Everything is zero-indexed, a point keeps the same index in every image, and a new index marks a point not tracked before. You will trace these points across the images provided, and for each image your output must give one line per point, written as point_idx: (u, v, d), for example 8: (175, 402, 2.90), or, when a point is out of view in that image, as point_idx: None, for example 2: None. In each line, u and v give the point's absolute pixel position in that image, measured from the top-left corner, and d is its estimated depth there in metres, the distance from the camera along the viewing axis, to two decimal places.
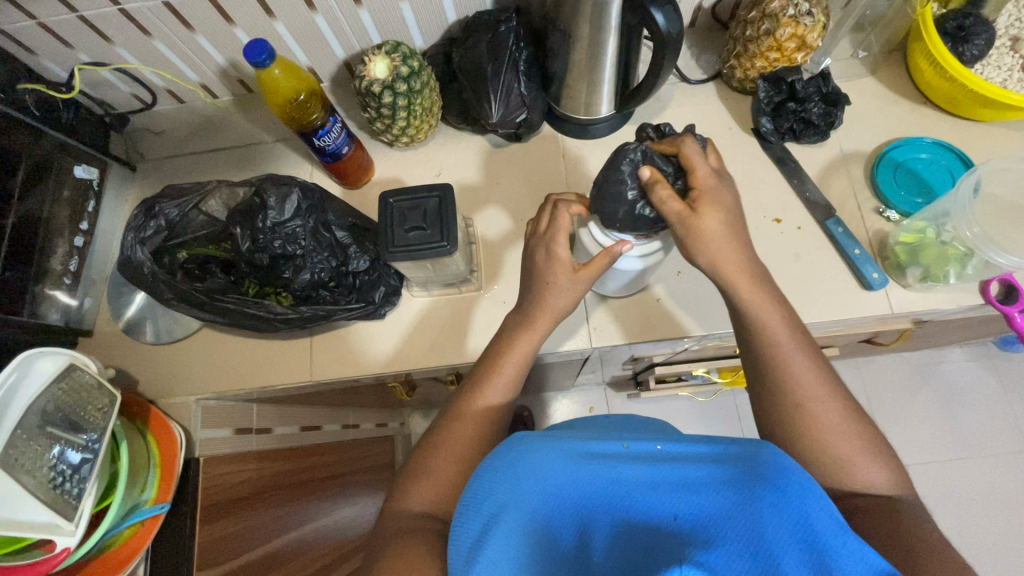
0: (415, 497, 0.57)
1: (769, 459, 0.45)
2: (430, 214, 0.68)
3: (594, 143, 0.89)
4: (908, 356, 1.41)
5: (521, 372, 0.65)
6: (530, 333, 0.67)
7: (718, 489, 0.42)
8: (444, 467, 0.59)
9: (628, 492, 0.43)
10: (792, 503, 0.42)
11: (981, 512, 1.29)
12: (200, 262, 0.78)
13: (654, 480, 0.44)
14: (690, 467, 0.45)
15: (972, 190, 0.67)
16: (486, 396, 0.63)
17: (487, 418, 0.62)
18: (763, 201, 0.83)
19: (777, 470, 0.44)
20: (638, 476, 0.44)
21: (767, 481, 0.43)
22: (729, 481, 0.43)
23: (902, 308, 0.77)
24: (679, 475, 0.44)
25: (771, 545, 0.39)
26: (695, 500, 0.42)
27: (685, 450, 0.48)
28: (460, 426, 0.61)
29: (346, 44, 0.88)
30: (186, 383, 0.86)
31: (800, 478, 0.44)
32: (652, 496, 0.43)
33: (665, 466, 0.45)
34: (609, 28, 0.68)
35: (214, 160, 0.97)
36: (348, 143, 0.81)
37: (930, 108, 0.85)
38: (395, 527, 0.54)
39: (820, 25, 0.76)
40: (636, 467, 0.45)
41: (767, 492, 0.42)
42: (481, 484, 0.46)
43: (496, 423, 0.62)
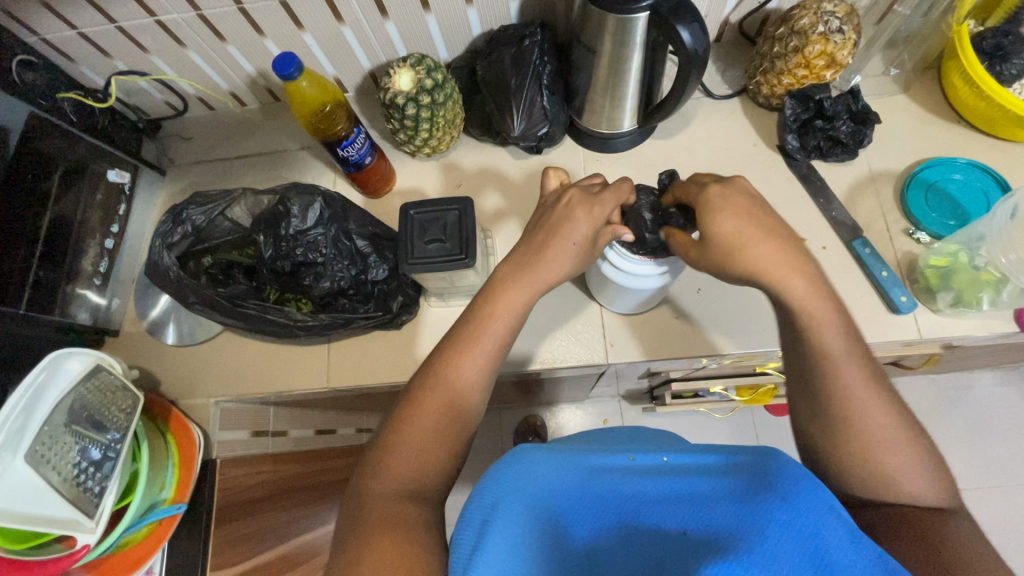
0: (390, 474, 0.52)
1: (778, 469, 0.44)
2: (450, 227, 0.68)
3: (615, 157, 0.89)
4: (936, 380, 1.37)
5: (493, 363, 0.60)
6: (527, 286, 0.62)
7: (727, 501, 0.42)
8: (429, 434, 0.55)
9: (630, 506, 0.44)
10: (805, 515, 0.40)
11: (1014, 546, 1.24)
12: (224, 267, 0.80)
13: (661, 496, 0.44)
14: (697, 482, 0.45)
15: (1008, 216, 0.65)
16: (487, 374, 0.59)
17: (479, 387, 0.58)
18: (786, 219, 0.81)
19: (795, 481, 0.43)
20: (642, 491, 0.45)
21: (774, 489, 0.42)
22: (738, 492, 0.42)
23: (931, 334, 0.75)
24: (688, 489, 0.44)
25: (781, 560, 0.38)
26: (699, 514, 0.42)
27: (689, 463, 0.48)
28: (455, 402, 0.57)
29: (372, 55, 0.90)
30: (205, 383, 0.87)
31: (810, 484, 0.43)
32: (657, 509, 0.43)
33: (671, 479, 0.45)
34: (634, 44, 0.68)
35: (238, 165, 0.99)
36: (371, 153, 0.81)
37: (964, 127, 0.83)
38: (376, 509, 0.50)
39: (851, 42, 0.74)
40: (642, 481, 0.45)
41: (777, 499, 0.41)
42: (482, 494, 0.45)
43: (484, 383, 0.59)
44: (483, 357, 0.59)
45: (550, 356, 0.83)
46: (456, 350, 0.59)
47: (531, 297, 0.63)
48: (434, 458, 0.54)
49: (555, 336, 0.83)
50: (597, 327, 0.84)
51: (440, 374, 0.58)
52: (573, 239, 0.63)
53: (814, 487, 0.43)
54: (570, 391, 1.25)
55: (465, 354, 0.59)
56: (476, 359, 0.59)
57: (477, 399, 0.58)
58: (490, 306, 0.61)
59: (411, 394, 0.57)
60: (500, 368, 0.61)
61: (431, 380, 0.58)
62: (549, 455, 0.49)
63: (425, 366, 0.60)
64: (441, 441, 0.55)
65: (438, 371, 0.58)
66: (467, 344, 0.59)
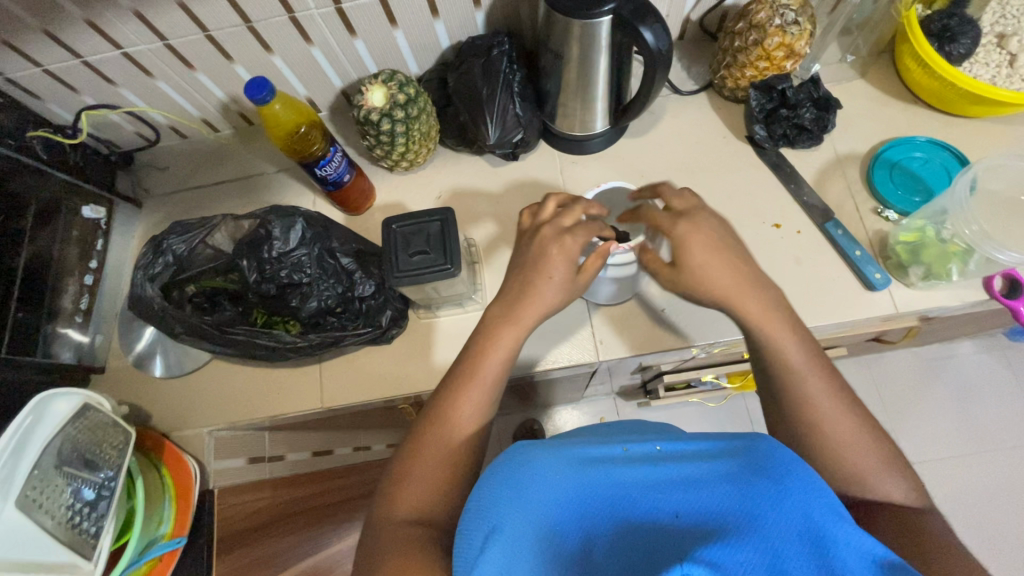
0: (401, 503, 0.54)
1: (766, 452, 0.46)
2: (432, 238, 0.68)
3: (590, 158, 0.90)
4: (919, 353, 1.40)
5: (498, 385, 0.61)
6: (517, 326, 0.63)
7: (720, 484, 0.43)
8: (439, 466, 0.57)
9: (626, 495, 0.43)
10: (792, 495, 0.42)
11: (1003, 507, 1.28)
12: (209, 295, 0.80)
13: (654, 481, 0.44)
14: (689, 467, 0.45)
15: (968, 188, 0.68)
16: (488, 408, 0.60)
17: (479, 421, 0.59)
18: (759, 207, 0.84)
19: (780, 460, 0.45)
20: (636, 478, 0.44)
21: (762, 472, 0.43)
22: (729, 475, 0.43)
23: (906, 308, 0.77)
24: (679, 474, 0.45)
25: (775, 541, 0.39)
26: (694, 497, 0.42)
27: (681, 450, 0.49)
28: (457, 432, 0.58)
29: (343, 74, 0.90)
30: (197, 414, 0.86)
31: (794, 465, 0.45)
32: (652, 495, 0.43)
33: (665, 466, 0.46)
34: (600, 47, 0.69)
35: (215, 193, 0.98)
36: (349, 171, 0.82)
37: (921, 107, 0.86)
38: (385, 536, 0.51)
39: (806, 32, 0.77)
40: (636, 470, 0.45)
41: (766, 482, 0.43)
42: (480, 502, 0.45)
43: (484, 416, 0.60)
44: (489, 387, 0.60)
45: (542, 358, 0.84)
46: (454, 394, 0.60)
47: (519, 300, 0.64)
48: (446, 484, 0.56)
49: (545, 338, 0.84)
50: (585, 326, 0.85)
51: (444, 407, 0.59)
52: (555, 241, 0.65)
53: (801, 469, 0.44)
54: (566, 391, 1.26)
55: (474, 384, 0.60)
56: (479, 390, 0.60)
57: (477, 435, 0.59)
58: (489, 345, 0.62)
59: (416, 435, 0.59)
60: (506, 385, 0.62)
61: (435, 425, 0.59)
62: (544, 450, 0.48)
63: (433, 402, 0.61)
64: (449, 470, 0.57)
65: (441, 402, 0.60)
66: (468, 377, 0.61)
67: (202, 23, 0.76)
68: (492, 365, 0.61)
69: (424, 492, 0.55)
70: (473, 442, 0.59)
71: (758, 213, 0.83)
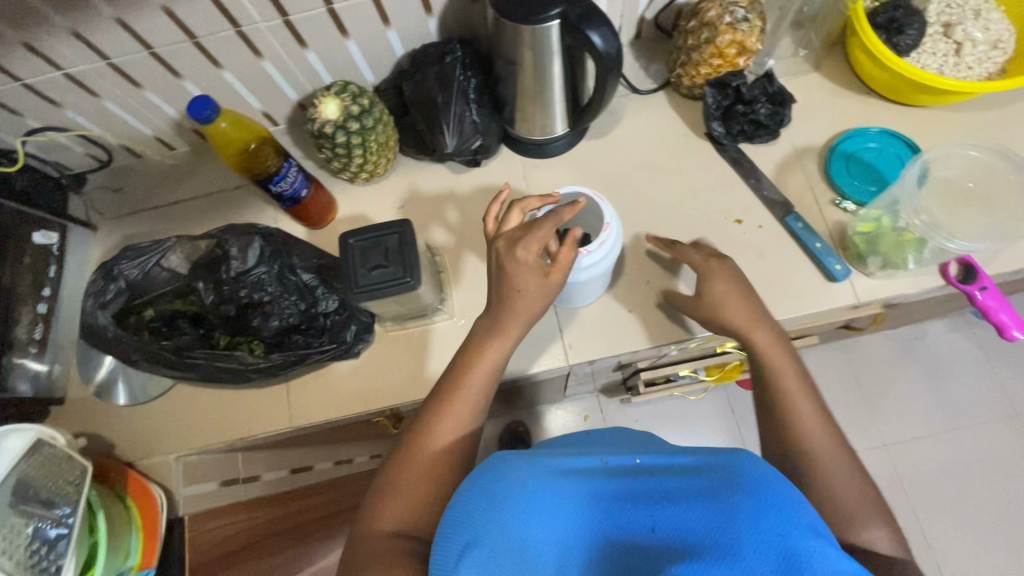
0: (386, 515, 0.53)
1: (749, 463, 0.45)
2: (391, 252, 0.67)
3: (553, 160, 0.90)
4: (891, 335, 1.43)
5: (485, 398, 0.61)
6: (503, 339, 0.63)
7: (699, 497, 0.42)
8: (422, 483, 0.55)
9: (602, 511, 0.44)
10: (775, 505, 0.41)
11: (978, 482, 1.32)
12: (168, 318, 0.79)
13: (632, 496, 0.45)
14: (669, 479, 0.45)
15: (916, 178, 0.70)
16: (473, 422, 0.60)
17: (466, 435, 0.59)
18: (721, 203, 0.84)
19: (767, 478, 0.43)
20: (614, 492, 0.45)
21: (744, 482, 0.42)
22: (709, 487, 0.43)
23: (867, 297, 0.78)
24: (658, 487, 0.45)
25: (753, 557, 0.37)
26: (671, 514, 0.42)
27: (664, 464, 0.49)
28: (439, 448, 0.58)
29: (298, 86, 0.89)
30: (163, 441, 0.84)
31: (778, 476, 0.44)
32: (629, 510, 0.43)
33: (644, 480, 0.46)
34: (551, 51, 0.69)
35: (174, 212, 0.96)
36: (307, 185, 0.80)
37: (874, 98, 0.87)
38: (369, 549, 0.50)
39: (757, 29, 0.77)
40: (614, 483, 0.46)
41: (748, 493, 0.41)
42: (455, 514, 0.44)
43: (471, 430, 0.60)
44: (472, 399, 0.60)
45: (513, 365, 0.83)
46: (436, 409, 0.60)
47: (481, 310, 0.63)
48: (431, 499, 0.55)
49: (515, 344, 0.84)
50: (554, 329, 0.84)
51: (429, 421, 0.59)
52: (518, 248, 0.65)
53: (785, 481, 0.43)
54: (546, 393, 1.26)
55: (460, 399, 0.60)
56: (464, 402, 0.60)
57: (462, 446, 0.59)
58: (473, 358, 0.63)
59: (398, 454, 0.58)
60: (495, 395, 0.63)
61: (415, 441, 0.58)
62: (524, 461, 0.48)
63: (419, 418, 0.61)
64: (431, 485, 0.55)
65: (428, 414, 0.60)
66: (451, 395, 0.60)
67: (145, 40, 0.74)
68: (476, 378, 0.62)
69: (407, 505, 0.53)
70: (458, 458, 0.58)
71: (720, 210, 0.84)
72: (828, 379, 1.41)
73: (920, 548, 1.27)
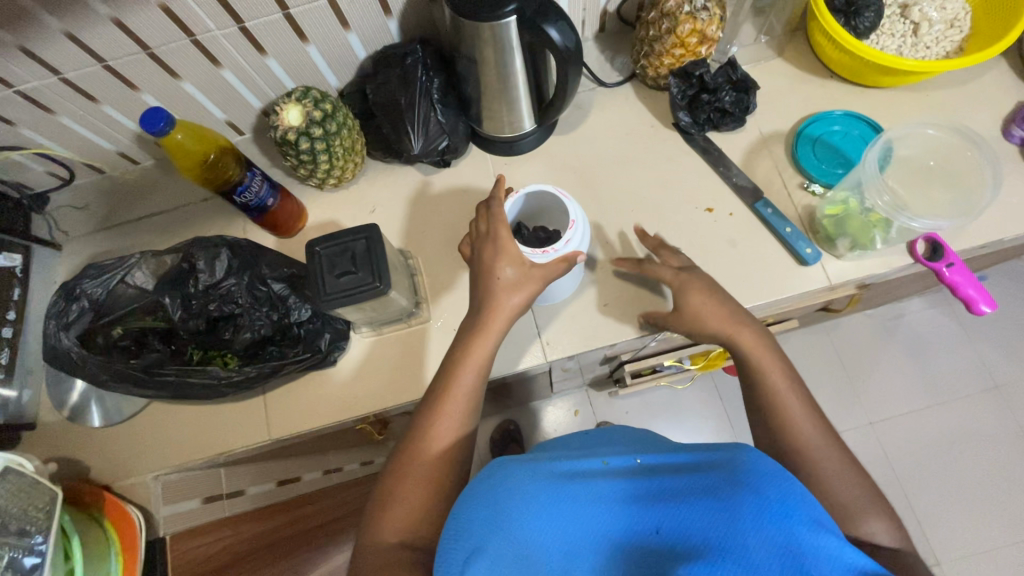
0: (386, 525, 0.53)
1: (747, 461, 0.47)
2: (358, 257, 0.67)
3: (523, 157, 0.90)
4: (872, 314, 1.45)
5: (470, 404, 0.60)
6: (484, 335, 0.63)
7: (699, 498, 0.44)
8: (419, 485, 0.55)
9: (606, 512, 0.45)
10: (771, 502, 0.43)
11: (962, 453, 1.34)
12: (137, 337, 0.76)
13: (634, 497, 0.46)
14: (670, 480, 0.47)
15: (876, 162, 0.69)
16: (462, 430, 0.59)
17: (457, 442, 0.58)
18: (692, 193, 0.84)
19: (762, 475, 0.45)
20: (617, 494, 0.46)
21: (741, 480, 0.45)
22: (708, 488, 0.45)
23: (839, 279, 0.79)
24: (659, 488, 0.46)
25: (751, 556, 0.40)
26: (672, 515, 0.44)
27: (663, 462, 0.50)
28: (429, 455, 0.57)
29: (260, 94, 0.87)
30: (141, 460, 0.82)
31: (774, 472, 0.46)
32: (632, 511, 0.45)
33: (645, 481, 0.48)
34: (511, 48, 0.69)
35: (142, 228, 0.94)
36: (273, 194, 0.79)
37: (837, 81, 0.88)
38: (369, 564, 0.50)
39: (716, 17, 0.78)
40: (616, 484, 0.47)
41: (745, 493, 0.43)
42: (463, 522, 0.45)
43: (460, 439, 0.59)
44: (463, 399, 0.60)
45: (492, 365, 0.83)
46: (431, 413, 0.59)
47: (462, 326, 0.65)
48: (427, 502, 0.54)
49: None
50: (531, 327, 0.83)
51: (417, 427, 0.59)
52: (494, 248, 0.66)
53: (783, 476, 0.45)
54: (534, 390, 1.26)
55: (446, 407, 0.59)
56: (456, 402, 0.59)
57: (456, 446, 0.58)
58: (460, 362, 0.62)
59: (397, 459, 0.58)
60: (483, 397, 0.62)
61: (408, 449, 0.58)
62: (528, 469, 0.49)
63: (408, 426, 0.60)
64: (427, 491, 0.55)
65: (418, 421, 0.59)
66: (439, 401, 0.60)
67: (97, 54, 0.72)
68: (462, 382, 0.61)
69: (407, 512, 0.53)
70: (447, 467, 0.57)
71: (691, 199, 0.84)
72: (812, 362, 1.43)
73: (910, 523, 1.29)
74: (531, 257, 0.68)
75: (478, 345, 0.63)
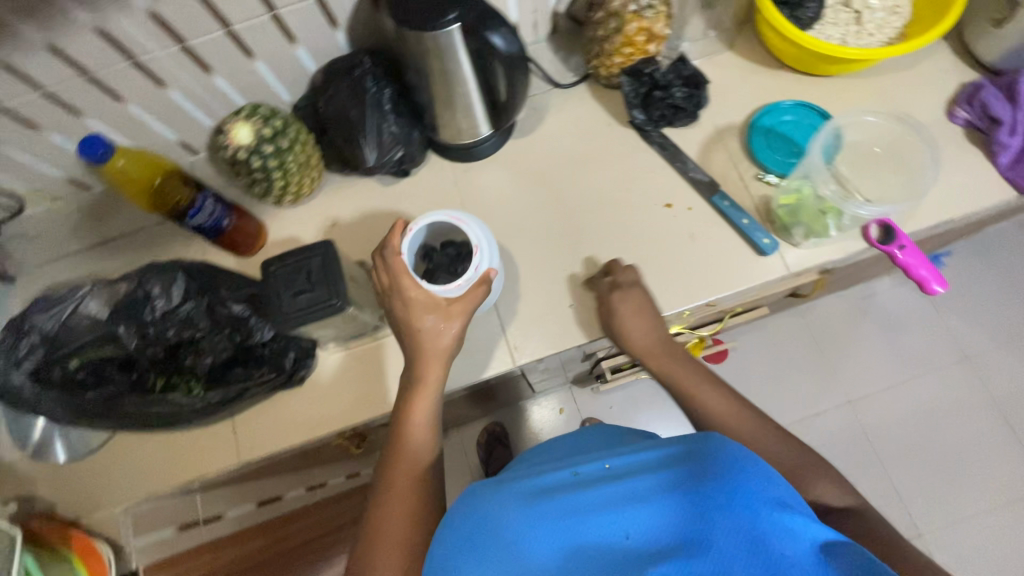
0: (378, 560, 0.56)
1: (709, 451, 0.49)
2: (314, 274, 0.66)
3: (483, 162, 0.89)
4: (844, 295, 1.47)
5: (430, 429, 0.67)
6: (434, 371, 0.69)
7: (665, 498, 0.46)
8: (403, 496, 0.61)
9: (578, 522, 0.46)
10: (733, 491, 0.45)
11: (937, 425, 1.37)
12: (95, 369, 0.74)
13: (604, 503, 0.47)
14: (637, 481, 0.48)
15: (819, 155, 0.72)
16: (423, 454, 0.66)
17: (422, 466, 0.64)
18: (651, 190, 0.85)
19: (725, 461, 0.47)
20: (588, 502, 0.48)
21: (704, 473, 0.46)
22: (674, 485, 0.47)
23: (797, 267, 0.80)
24: (627, 491, 0.48)
25: (721, 547, 0.42)
26: (642, 514, 0.45)
27: (631, 464, 0.52)
28: (402, 478, 0.63)
29: (211, 113, 0.86)
30: (110, 493, 0.81)
31: (734, 460, 0.47)
32: (603, 518, 0.46)
33: (614, 485, 0.49)
34: (457, 56, 0.68)
35: (100, 255, 0.92)
36: (228, 214, 0.78)
37: (787, 71, 0.89)
38: None
39: (661, 15, 0.78)
40: (586, 493, 0.49)
41: (708, 485, 0.45)
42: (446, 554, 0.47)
43: (425, 464, 0.65)
44: (425, 415, 0.67)
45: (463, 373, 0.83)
46: (394, 445, 0.66)
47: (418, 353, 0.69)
48: (410, 511, 0.60)
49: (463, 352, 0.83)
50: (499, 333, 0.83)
51: (387, 460, 0.65)
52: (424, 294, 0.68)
53: (744, 463, 0.47)
54: (515, 391, 1.26)
55: (406, 434, 0.66)
56: (419, 420, 0.67)
57: (429, 460, 0.66)
58: (413, 393, 0.68)
59: (381, 483, 0.63)
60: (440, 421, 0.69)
61: (385, 480, 0.63)
62: (500, 494, 0.51)
63: (381, 461, 0.66)
64: (410, 519, 0.59)
65: (387, 455, 0.66)
66: (401, 431, 0.66)
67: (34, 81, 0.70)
68: (421, 411, 0.67)
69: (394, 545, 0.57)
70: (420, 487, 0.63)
71: (650, 196, 0.85)
72: (786, 347, 1.45)
73: (891, 497, 1.32)
74: (444, 292, 0.69)
75: (434, 377, 0.69)
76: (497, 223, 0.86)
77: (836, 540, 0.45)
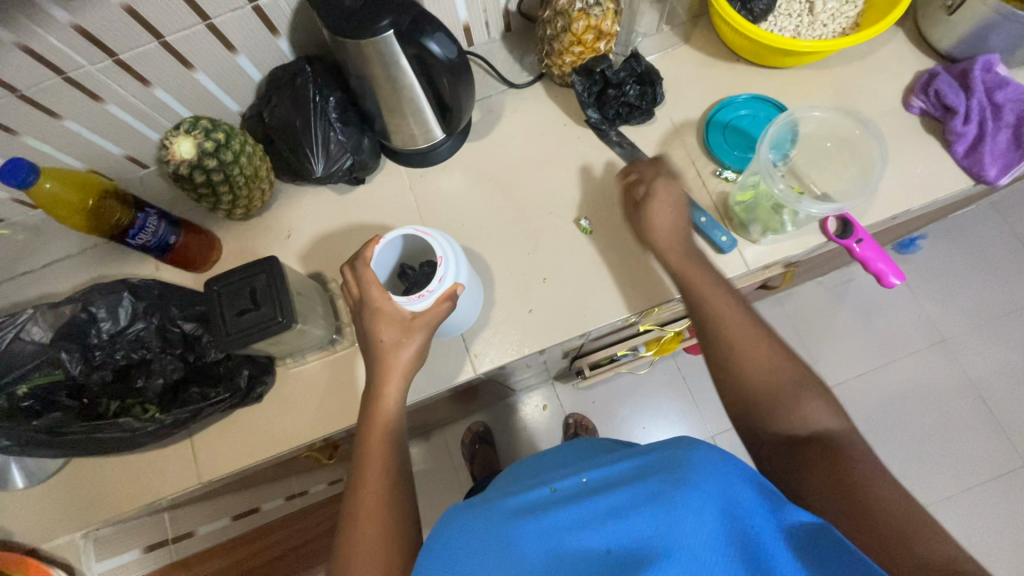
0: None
1: (689, 458, 0.48)
2: (258, 293, 0.65)
3: (441, 167, 0.88)
4: (821, 282, 1.48)
5: (395, 438, 0.65)
6: (393, 381, 0.66)
7: (646, 508, 0.45)
8: (375, 514, 0.59)
9: (558, 540, 0.45)
10: (714, 496, 0.44)
11: (915, 408, 1.38)
12: (43, 396, 0.72)
13: (584, 518, 0.46)
14: (617, 495, 0.47)
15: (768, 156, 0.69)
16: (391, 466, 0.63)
17: (386, 479, 0.62)
18: (610, 189, 0.84)
19: (704, 468, 0.46)
20: (567, 520, 0.46)
21: (683, 480, 0.45)
22: (655, 494, 0.45)
23: (757, 263, 0.79)
24: (609, 505, 0.46)
25: (703, 554, 0.42)
26: (622, 528, 0.44)
27: (611, 477, 0.50)
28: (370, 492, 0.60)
29: (156, 125, 0.83)
30: (66, 520, 0.79)
31: (713, 463, 0.47)
32: (584, 534, 0.45)
33: (593, 500, 0.48)
34: (398, 63, 0.67)
35: (51, 275, 0.89)
36: (174, 231, 0.77)
37: (744, 64, 0.87)
38: None
39: (610, 12, 0.76)
40: (565, 510, 0.47)
41: (689, 491, 0.44)
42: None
43: (392, 477, 0.62)
44: (389, 426, 0.65)
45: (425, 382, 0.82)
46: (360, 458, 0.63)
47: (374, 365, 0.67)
48: (382, 528, 0.58)
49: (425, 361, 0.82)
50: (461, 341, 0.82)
51: (355, 476, 0.62)
52: (370, 312, 0.66)
53: (723, 466, 0.47)
54: (494, 392, 1.25)
55: (374, 446, 0.64)
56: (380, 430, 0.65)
57: (396, 473, 0.63)
58: (376, 402, 0.66)
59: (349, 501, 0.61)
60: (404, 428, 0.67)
61: (358, 495, 0.61)
62: (481, 516, 0.49)
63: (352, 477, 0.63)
64: (381, 534, 0.58)
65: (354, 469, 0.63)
66: (369, 441, 0.64)
67: None
68: (387, 421, 0.65)
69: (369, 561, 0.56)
70: (390, 500, 0.60)
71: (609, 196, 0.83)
72: None
73: None
74: (409, 306, 0.65)
75: (397, 386, 0.66)
76: (456, 228, 0.84)
77: (829, 536, 0.43)
